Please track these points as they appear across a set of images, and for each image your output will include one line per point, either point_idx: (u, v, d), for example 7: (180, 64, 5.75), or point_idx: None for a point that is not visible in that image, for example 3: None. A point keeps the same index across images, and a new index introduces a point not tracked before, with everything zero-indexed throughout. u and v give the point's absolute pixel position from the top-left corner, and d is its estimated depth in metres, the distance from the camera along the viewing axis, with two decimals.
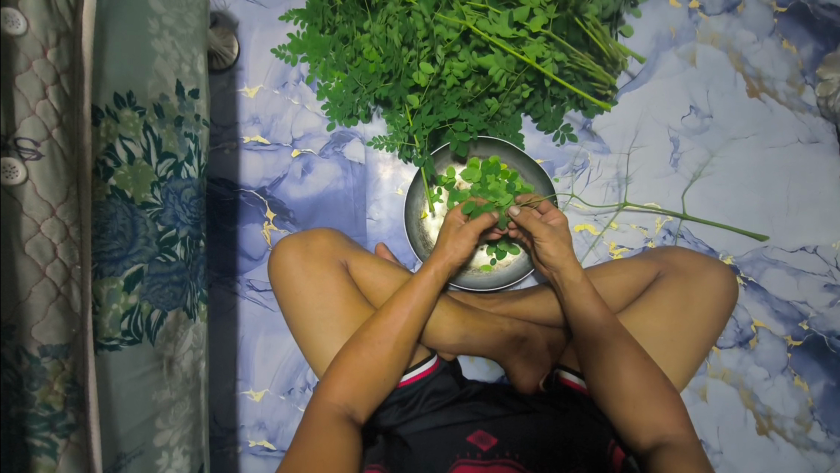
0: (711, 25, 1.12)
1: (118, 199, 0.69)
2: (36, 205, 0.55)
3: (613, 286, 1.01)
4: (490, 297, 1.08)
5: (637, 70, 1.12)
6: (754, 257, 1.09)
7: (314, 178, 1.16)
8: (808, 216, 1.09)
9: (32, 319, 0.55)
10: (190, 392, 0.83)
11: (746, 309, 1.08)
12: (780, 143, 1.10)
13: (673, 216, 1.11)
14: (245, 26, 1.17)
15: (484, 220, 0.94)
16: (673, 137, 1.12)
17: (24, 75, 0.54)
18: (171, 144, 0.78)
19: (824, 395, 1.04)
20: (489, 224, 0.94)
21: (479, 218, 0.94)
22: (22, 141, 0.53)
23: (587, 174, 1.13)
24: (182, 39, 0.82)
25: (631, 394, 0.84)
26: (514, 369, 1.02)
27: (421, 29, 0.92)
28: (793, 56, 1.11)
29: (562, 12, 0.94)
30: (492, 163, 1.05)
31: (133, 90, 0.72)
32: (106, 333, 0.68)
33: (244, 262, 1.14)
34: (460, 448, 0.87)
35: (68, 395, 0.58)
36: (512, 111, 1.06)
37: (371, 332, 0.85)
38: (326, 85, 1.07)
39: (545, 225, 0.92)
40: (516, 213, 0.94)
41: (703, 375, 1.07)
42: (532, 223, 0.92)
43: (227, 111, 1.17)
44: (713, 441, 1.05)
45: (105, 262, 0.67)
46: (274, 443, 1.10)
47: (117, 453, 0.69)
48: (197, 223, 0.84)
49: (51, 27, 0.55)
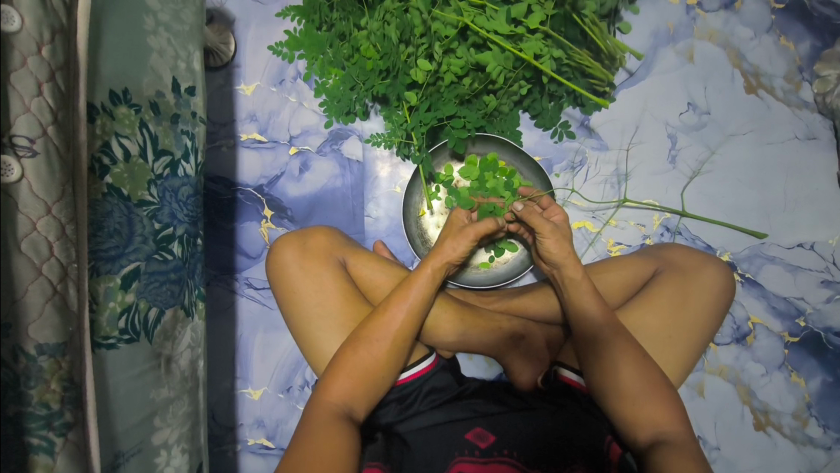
0: (709, 22, 1.12)
1: (114, 196, 0.68)
2: (31, 203, 0.54)
3: (612, 283, 1.01)
4: (489, 295, 1.08)
5: (635, 67, 1.12)
6: (751, 254, 1.09)
7: (312, 176, 1.15)
8: (805, 212, 1.09)
9: (28, 317, 0.55)
10: (188, 390, 0.82)
11: (743, 305, 1.08)
12: (778, 140, 1.10)
13: (672, 213, 1.12)
14: (241, 23, 1.17)
15: (488, 225, 0.93)
16: (670, 134, 1.12)
17: (19, 72, 0.53)
18: (167, 142, 0.78)
19: (820, 390, 1.05)
20: (492, 228, 0.94)
21: (482, 221, 0.94)
22: (17, 139, 0.53)
23: (586, 170, 1.13)
24: (178, 36, 0.81)
25: (630, 391, 0.84)
26: (513, 366, 1.01)
27: (419, 25, 0.92)
28: (791, 52, 1.11)
29: (560, 9, 0.94)
30: (490, 160, 1.05)
31: (128, 88, 0.71)
32: (103, 331, 0.68)
33: (242, 260, 1.13)
34: (459, 445, 0.87)
35: (65, 394, 0.58)
36: (510, 108, 1.06)
37: (370, 331, 0.85)
38: (323, 82, 1.06)
39: (548, 222, 0.92)
40: (520, 207, 0.93)
41: (700, 371, 1.07)
42: (534, 218, 0.92)
43: (224, 108, 1.16)
44: (710, 436, 1.06)
45: (101, 260, 0.67)
46: (273, 441, 1.10)
47: (116, 451, 0.69)
48: (194, 222, 0.84)
49: (46, 24, 0.55)
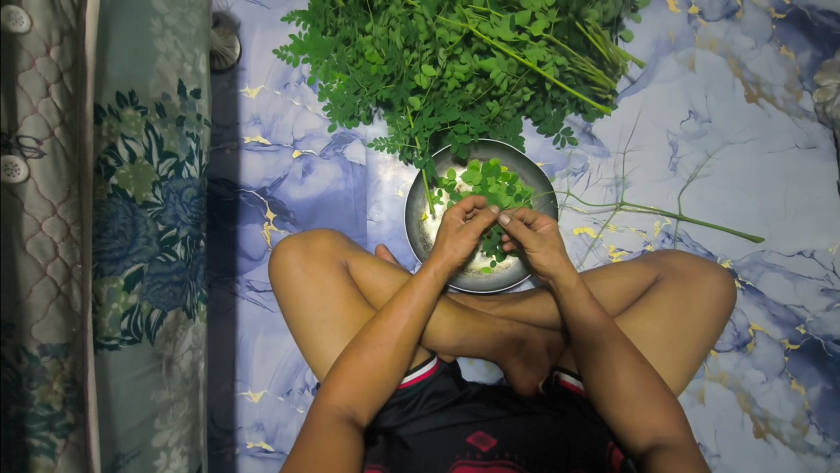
0: (710, 31, 1.13)
1: (120, 198, 0.68)
2: (37, 204, 0.54)
3: (611, 289, 1.01)
4: (490, 299, 1.09)
5: (637, 75, 1.13)
6: (752, 261, 1.10)
7: (315, 179, 1.16)
8: (805, 221, 1.10)
9: (32, 318, 0.55)
10: (188, 393, 0.82)
11: (744, 313, 1.08)
12: (779, 149, 1.11)
13: (671, 218, 1.12)
14: (246, 27, 1.17)
15: (486, 217, 0.96)
16: (672, 141, 1.13)
17: (28, 73, 0.53)
18: (172, 144, 0.78)
19: (820, 398, 1.05)
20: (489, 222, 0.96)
21: (478, 219, 0.95)
22: (24, 139, 0.53)
23: (587, 176, 1.14)
24: (184, 39, 0.82)
25: (629, 397, 0.84)
26: (513, 371, 1.02)
27: (423, 31, 0.91)
28: (791, 62, 1.12)
29: (562, 16, 0.94)
30: (493, 165, 1.07)
31: (135, 90, 0.72)
32: (106, 332, 0.67)
33: (244, 262, 1.14)
34: (460, 448, 0.87)
35: (68, 395, 0.58)
36: (513, 114, 1.06)
37: (372, 336, 0.85)
38: (328, 86, 1.08)
39: (535, 236, 0.94)
40: (506, 223, 0.94)
41: (700, 378, 1.08)
42: (521, 233, 0.93)
43: (228, 111, 1.17)
44: (711, 443, 1.06)
45: (106, 261, 0.67)
46: (272, 444, 1.10)
47: (117, 453, 0.69)
48: (197, 224, 0.84)
49: (54, 25, 0.55)
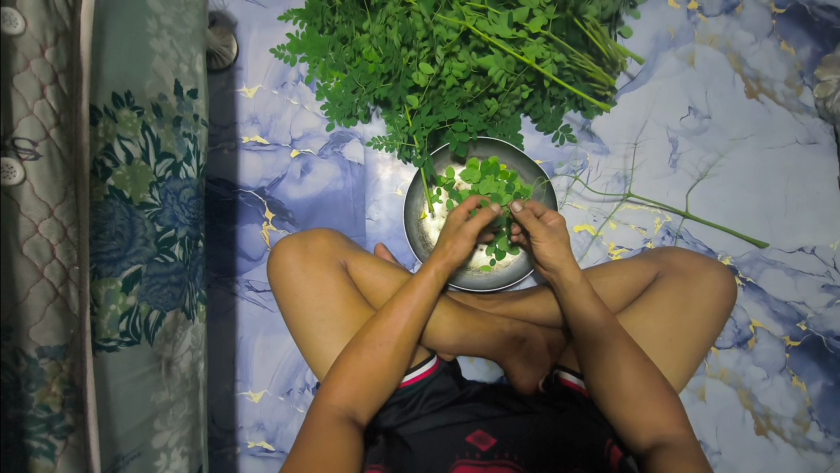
0: (710, 26, 1.13)
1: (116, 199, 0.68)
2: (33, 206, 0.54)
3: (612, 287, 1.01)
4: (490, 298, 1.09)
5: (636, 71, 1.13)
6: (752, 257, 1.10)
7: (313, 178, 1.16)
8: (806, 217, 1.09)
9: (29, 320, 0.54)
10: (188, 393, 0.83)
11: (744, 309, 1.08)
12: (779, 144, 1.10)
13: (673, 216, 1.12)
14: (244, 26, 1.17)
15: (485, 216, 0.93)
16: (672, 138, 1.12)
17: (22, 75, 0.53)
18: (169, 144, 0.78)
19: (821, 395, 1.04)
20: (491, 218, 0.93)
21: (479, 215, 0.93)
22: (20, 141, 0.53)
23: (587, 174, 1.14)
24: (180, 39, 0.81)
25: (631, 393, 0.84)
26: (514, 369, 1.02)
27: (420, 29, 0.92)
28: (791, 57, 1.11)
29: (561, 13, 0.94)
30: (491, 163, 1.07)
31: (131, 90, 0.71)
32: (104, 334, 0.67)
33: (243, 262, 1.14)
34: (460, 448, 0.87)
35: (66, 397, 0.57)
36: (511, 112, 1.06)
37: (371, 335, 0.85)
38: (326, 85, 1.08)
39: (544, 226, 0.92)
40: (518, 211, 0.90)
41: (701, 375, 1.07)
42: (531, 222, 0.91)
43: (226, 111, 1.16)
44: (712, 441, 1.06)
45: (103, 262, 0.66)
46: (274, 444, 1.10)
47: (117, 454, 0.69)
48: (195, 224, 0.84)
49: (49, 26, 0.55)
